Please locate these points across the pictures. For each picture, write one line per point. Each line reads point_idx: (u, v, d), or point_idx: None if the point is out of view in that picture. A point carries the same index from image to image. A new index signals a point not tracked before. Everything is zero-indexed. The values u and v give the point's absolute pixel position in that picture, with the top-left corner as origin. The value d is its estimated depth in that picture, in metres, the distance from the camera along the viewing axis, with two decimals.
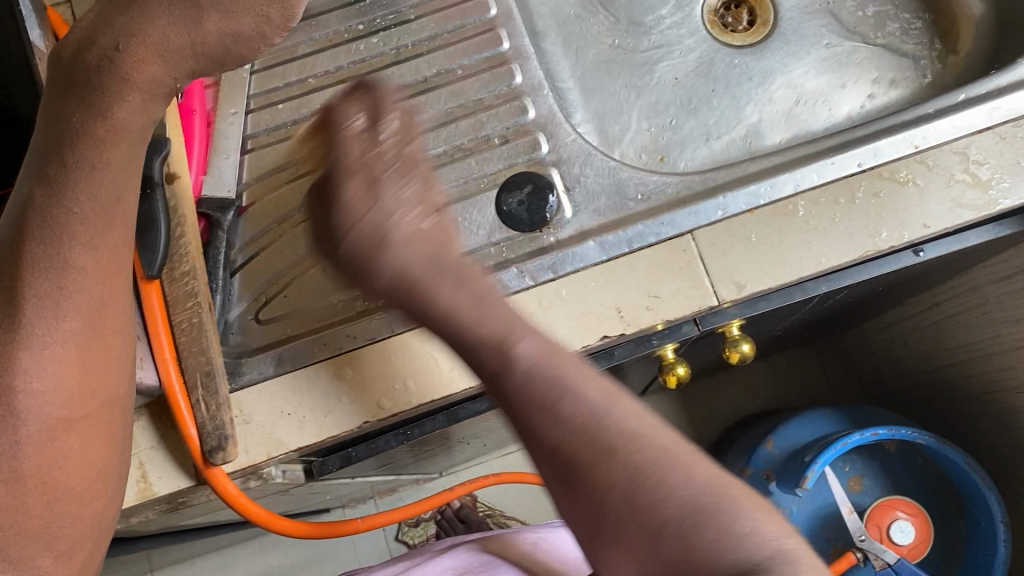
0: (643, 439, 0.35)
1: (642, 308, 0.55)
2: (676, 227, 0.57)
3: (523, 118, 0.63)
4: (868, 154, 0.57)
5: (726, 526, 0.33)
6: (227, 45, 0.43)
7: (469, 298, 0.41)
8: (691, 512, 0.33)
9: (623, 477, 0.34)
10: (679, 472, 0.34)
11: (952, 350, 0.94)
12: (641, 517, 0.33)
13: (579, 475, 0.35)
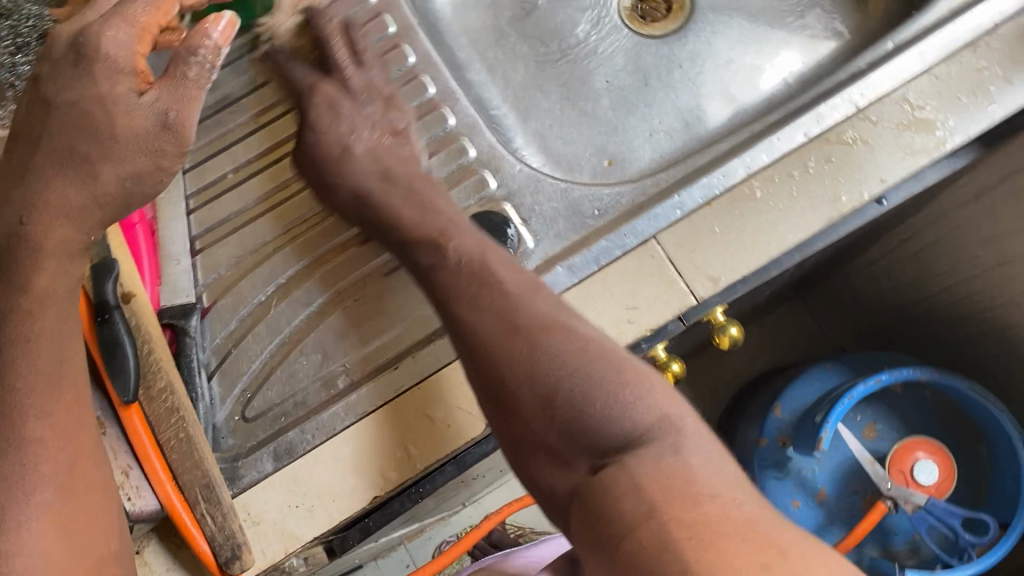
0: (567, 352, 0.40)
1: (624, 322, 0.55)
2: (640, 235, 0.56)
3: (465, 158, 0.61)
4: (812, 121, 0.56)
5: (623, 391, 0.38)
6: (131, 188, 0.39)
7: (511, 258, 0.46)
8: (607, 382, 0.38)
9: (526, 353, 0.41)
10: (578, 345, 0.41)
11: (936, 279, 0.94)
12: (538, 387, 0.39)
13: (519, 335, 0.41)
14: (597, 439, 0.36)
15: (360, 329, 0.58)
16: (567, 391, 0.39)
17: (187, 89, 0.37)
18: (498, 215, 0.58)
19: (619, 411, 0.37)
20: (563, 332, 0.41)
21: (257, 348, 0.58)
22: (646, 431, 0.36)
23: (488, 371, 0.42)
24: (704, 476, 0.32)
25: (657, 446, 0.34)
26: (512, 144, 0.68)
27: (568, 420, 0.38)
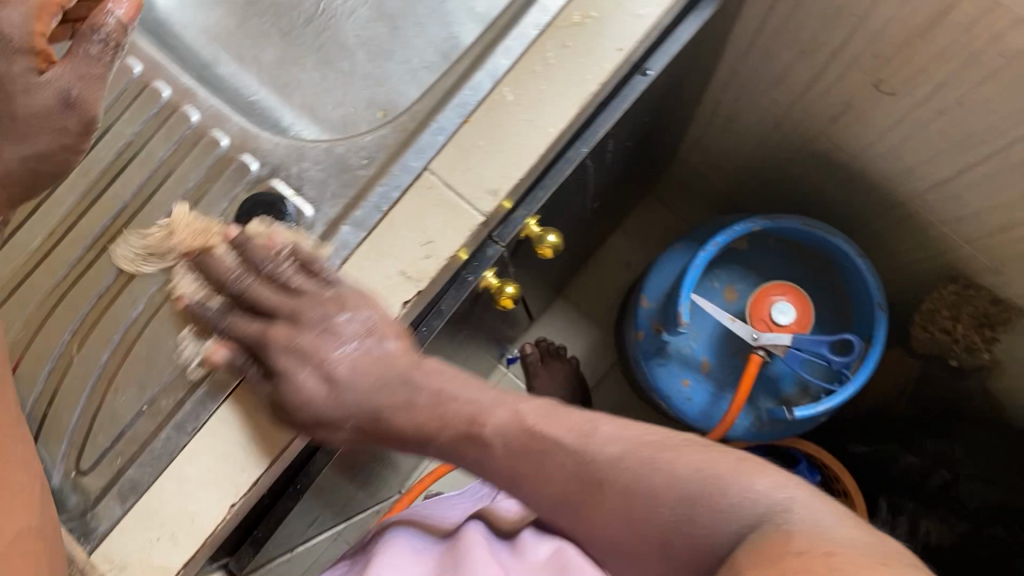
0: (687, 476, 0.44)
1: (422, 259, 0.55)
2: (412, 171, 0.56)
3: (219, 149, 0.62)
4: (539, 14, 0.57)
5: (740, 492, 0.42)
6: (33, 165, 0.52)
7: (472, 393, 0.54)
8: (716, 491, 0.42)
9: (624, 498, 0.46)
10: (694, 465, 0.44)
11: (750, 132, 0.97)
12: (688, 548, 0.42)
13: (618, 474, 0.46)
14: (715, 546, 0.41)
15: (166, 349, 0.56)
16: (675, 505, 0.43)
17: (90, 71, 0.51)
18: (270, 194, 0.57)
19: (734, 512, 0.41)
20: (663, 459, 0.45)
21: (73, 397, 0.56)
22: (759, 520, 0.40)
23: (593, 496, 0.47)
24: (826, 539, 0.36)
25: (807, 535, 0.36)
26: (282, 124, 0.67)
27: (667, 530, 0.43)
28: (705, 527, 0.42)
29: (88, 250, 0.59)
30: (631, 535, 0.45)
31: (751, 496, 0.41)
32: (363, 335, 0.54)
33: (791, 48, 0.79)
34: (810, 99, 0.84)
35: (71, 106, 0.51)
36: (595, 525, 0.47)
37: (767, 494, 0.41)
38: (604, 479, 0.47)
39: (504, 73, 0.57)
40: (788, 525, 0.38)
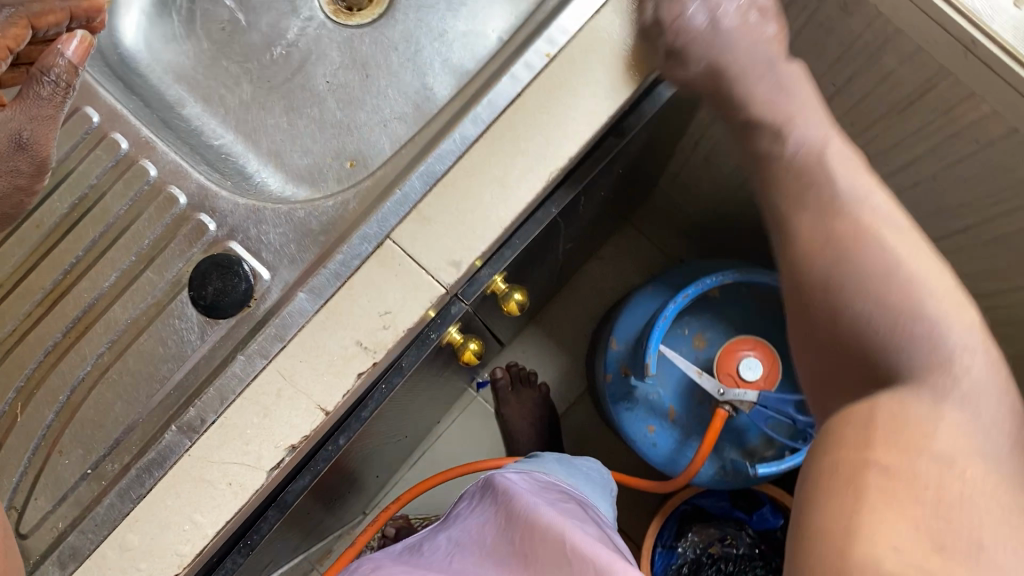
0: (904, 267, 0.45)
1: (380, 330, 0.54)
2: (374, 238, 0.55)
3: (176, 208, 0.57)
4: (508, 85, 0.55)
5: (936, 329, 0.43)
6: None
7: (852, 174, 0.50)
8: (913, 314, 0.44)
9: (834, 266, 0.46)
10: (896, 269, 0.45)
11: (727, 175, 0.96)
12: (847, 337, 0.45)
13: (835, 248, 0.47)
14: (896, 363, 0.43)
15: (114, 412, 0.55)
16: (833, 250, 0.47)
17: (40, 108, 0.49)
18: (225, 256, 0.55)
19: (907, 362, 0.43)
20: (890, 251, 0.45)
21: (14, 459, 0.54)
22: (928, 373, 0.42)
23: (810, 281, 0.47)
24: (964, 433, 0.40)
25: (948, 419, 0.40)
26: (247, 170, 0.66)
27: (844, 341, 0.45)
28: (886, 345, 0.44)
29: (37, 303, 0.56)
30: (825, 360, 0.47)
31: (924, 343, 0.43)
32: (317, 407, 0.53)
33: None
34: None
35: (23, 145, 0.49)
36: (811, 273, 0.47)
37: (930, 343, 0.43)
38: (854, 236, 0.47)
39: (461, 153, 0.55)
40: (925, 412, 0.40)
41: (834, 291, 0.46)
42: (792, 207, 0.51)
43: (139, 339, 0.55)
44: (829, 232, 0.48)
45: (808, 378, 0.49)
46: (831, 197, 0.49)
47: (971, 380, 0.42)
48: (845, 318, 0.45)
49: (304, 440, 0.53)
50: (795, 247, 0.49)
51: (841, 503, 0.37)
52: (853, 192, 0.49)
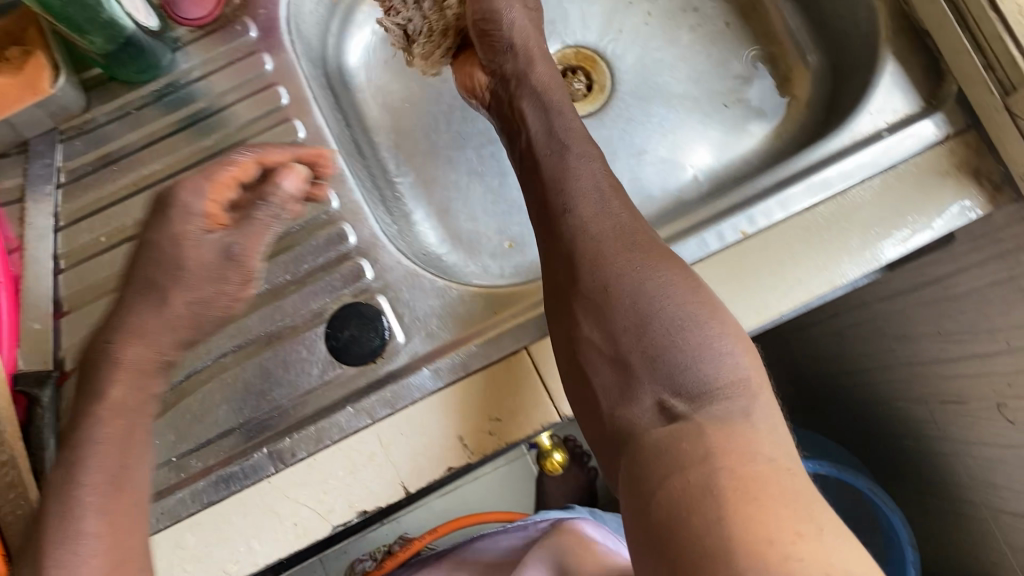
0: (676, 312, 0.45)
1: (486, 433, 0.53)
2: (511, 344, 0.55)
3: (344, 245, 0.60)
4: (693, 249, 0.56)
5: (705, 358, 0.44)
6: (199, 311, 0.46)
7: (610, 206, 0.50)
8: (681, 338, 0.44)
9: (631, 288, 0.46)
10: (670, 286, 0.46)
11: (840, 363, 0.93)
12: (637, 327, 0.45)
13: (623, 263, 0.47)
14: (675, 380, 0.44)
15: (217, 413, 0.56)
16: (640, 328, 0.45)
17: (253, 226, 0.46)
18: (370, 308, 0.58)
19: (699, 375, 0.43)
20: (655, 285, 0.46)
21: None
22: (719, 388, 0.43)
23: (591, 287, 0.47)
24: (752, 429, 0.41)
25: (732, 406, 0.42)
26: (411, 215, 0.67)
27: (655, 353, 0.44)
28: (695, 374, 0.43)
29: None
30: (611, 382, 0.46)
31: (727, 364, 0.44)
32: (401, 485, 0.52)
33: (924, 328, 0.75)
34: (920, 378, 0.80)
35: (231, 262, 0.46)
36: (609, 300, 0.46)
37: (720, 363, 0.43)
38: (645, 262, 0.47)
39: None
40: (731, 414, 0.41)
41: (611, 296, 0.47)
42: (599, 262, 0.48)
43: (264, 353, 0.57)
44: (602, 298, 0.47)
45: (587, 400, 0.47)
46: (638, 237, 0.49)
47: (760, 393, 0.43)
48: (652, 326, 0.45)
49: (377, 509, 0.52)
50: (609, 267, 0.47)
51: (710, 475, 0.38)
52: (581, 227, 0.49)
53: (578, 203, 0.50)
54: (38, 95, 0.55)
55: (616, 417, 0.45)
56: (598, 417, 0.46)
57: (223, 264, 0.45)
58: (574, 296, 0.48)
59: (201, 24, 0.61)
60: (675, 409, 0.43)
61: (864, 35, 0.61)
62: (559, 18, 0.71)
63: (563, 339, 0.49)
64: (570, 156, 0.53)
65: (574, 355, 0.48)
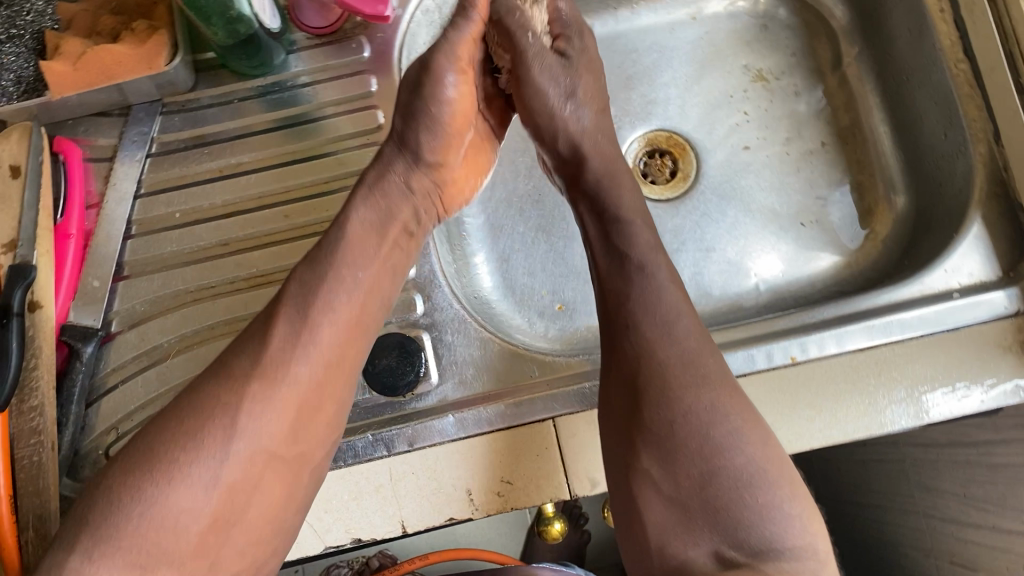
0: (738, 454, 0.43)
1: (493, 493, 0.53)
2: (539, 412, 0.55)
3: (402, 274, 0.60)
4: (741, 362, 0.55)
5: (770, 511, 0.42)
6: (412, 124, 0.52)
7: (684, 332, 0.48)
8: (748, 489, 0.42)
9: (697, 427, 0.44)
10: (735, 426, 0.44)
11: (856, 495, 0.91)
12: (701, 468, 0.43)
13: (689, 396, 0.45)
14: (738, 532, 0.41)
15: None
16: (703, 468, 0.43)
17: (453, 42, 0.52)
18: (412, 342, 0.58)
19: (765, 528, 0.42)
20: (723, 427, 0.44)
21: (141, 390, 0.57)
22: (787, 546, 0.41)
23: (654, 418, 0.44)
24: None
25: (798, 564, 0.41)
26: (471, 256, 0.68)
27: (721, 502, 0.42)
28: (761, 527, 0.42)
29: (243, 277, 0.60)
30: (668, 520, 0.43)
31: (795, 524, 0.42)
32: (399, 523, 0.53)
33: (948, 487, 0.74)
34: (930, 534, 0.78)
35: (423, 75, 0.52)
36: (672, 435, 0.44)
37: (788, 522, 0.42)
38: (709, 398, 0.45)
39: None
40: (800, 572, 0.40)
41: (675, 432, 0.44)
42: (666, 393, 0.45)
43: None
44: (666, 434, 0.44)
45: (634, 531, 0.44)
46: (705, 367, 0.46)
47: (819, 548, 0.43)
48: (716, 471, 0.43)
49: (371, 541, 0.53)
50: (676, 401, 0.44)
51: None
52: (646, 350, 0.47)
53: (643, 320, 0.48)
54: (152, 70, 0.57)
55: (665, 558, 0.42)
56: (644, 553, 0.43)
57: (420, 78, 0.52)
58: (634, 422, 0.45)
59: (319, 33, 0.63)
60: (737, 560, 0.41)
61: (955, 191, 0.61)
62: (660, 99, 0.72)
63: (616, 462, 0.46)
64: (631, 266, 0.50)
65: (627, 482, 0.45)
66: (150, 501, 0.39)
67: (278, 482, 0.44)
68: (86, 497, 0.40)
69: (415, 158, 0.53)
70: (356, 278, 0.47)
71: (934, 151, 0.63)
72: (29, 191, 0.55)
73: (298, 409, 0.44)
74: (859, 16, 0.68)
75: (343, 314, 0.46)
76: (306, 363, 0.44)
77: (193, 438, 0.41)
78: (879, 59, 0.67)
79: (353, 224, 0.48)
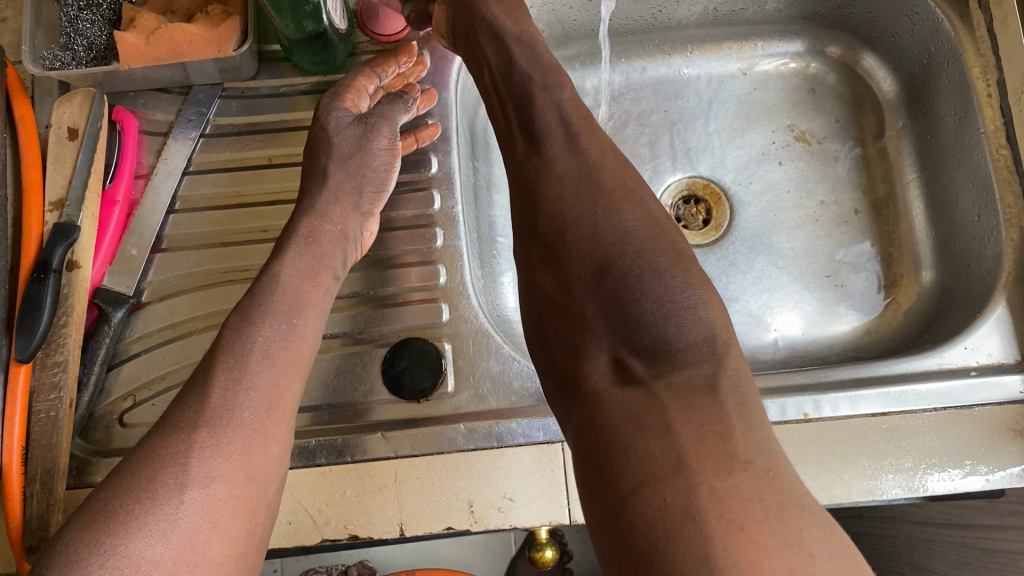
0: (630, 250, 0.41)
1: (493, 508, 0.54)
2: (549, 434, 0.56)
3: (433, 282, 0.62)
4: None
5: (663, 310, 0.39)
6: (349, 175, 0.59)
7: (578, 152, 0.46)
8: (638, 289, 0.39)
9: (589, 226, 0.42)
10: (632, 226, 0.42)
11: None
12: (595, 263, 0.41)
13: (588, 202, 0.43)
14: (632, 331, 0.39)
15: None
16: (597, 270, 0.41)
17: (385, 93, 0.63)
18: (433, 349, 0.59)
19: (663, 329, 0.38)
20: (617, 228, 0.42)
21: (162, 360, 0.58)
22: (687, 345, 0.37)
23: (549, 227, 0.44)
24: (704, 391, 0.35)
25: (691, 363, 0.37)
26: (499, 275, 0.69)
27: (613, 306, 0.40)
28: (651, 328, 0.38)
29: None
30: (570, 330, 0.41)
31: (690, 316, 0.38)
32: (398, 526, 0.53)
33: (939, 566, 0.74)
34: None
35: (368, 129, 0.61)
36: (567, 236, 0.43)
37: (686, 315, 0.38)
38: (604, 203, 0.43)
39: None
40: (694, 378, 0.36)
41: (565, 240, 0.43)
42: (559, 206, 0.44)
43: (323, 354, 0.59)
44: (558, 244, 0.43)
45: (548, 362, 0.43)
46: (608, 177, 0.44)
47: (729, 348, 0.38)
48: (610, 271, 0.41)
49: (368, 539, 0.54)
50: (569, 211, 0.43)
51: (687, 484, 0.32)
52: (543, 168, 0.46)
53: (544, 146, 0.47)
54: (219, 53, 0.58)
55: (568, 370, 0.41)
56: (555, 379, 0.42)
57: (362, 134, 0.60)
58: (534, 242, 0.44)
59: (382, 40, 0.65)
60: (632, 366, 0.38)
61: (982, 272, 0.61)
62: (702, 146, 0.73)
63: (524, 289, 0.45)
64: (533, 87, 0.50)
65: (533, 305, 0.44)
66: (110, 551, 0.37)
67: (241, 534, 0.42)
68: (44, 554, 0.38)
69: (355, 205, 0.58)
70: (292, 323, 0.49)
71: (964, 231, 0.64)
72: (83, 154, 0.57)
73: (248, 448, 0.43)
74: (907, 91, 0.70)
75: (276, 352, 0.47)
76: (249, 407, 0.44)
77: (149, 490, 0.39)
78: (921, 136, 0.68)
79: (288, 273, 0.51)
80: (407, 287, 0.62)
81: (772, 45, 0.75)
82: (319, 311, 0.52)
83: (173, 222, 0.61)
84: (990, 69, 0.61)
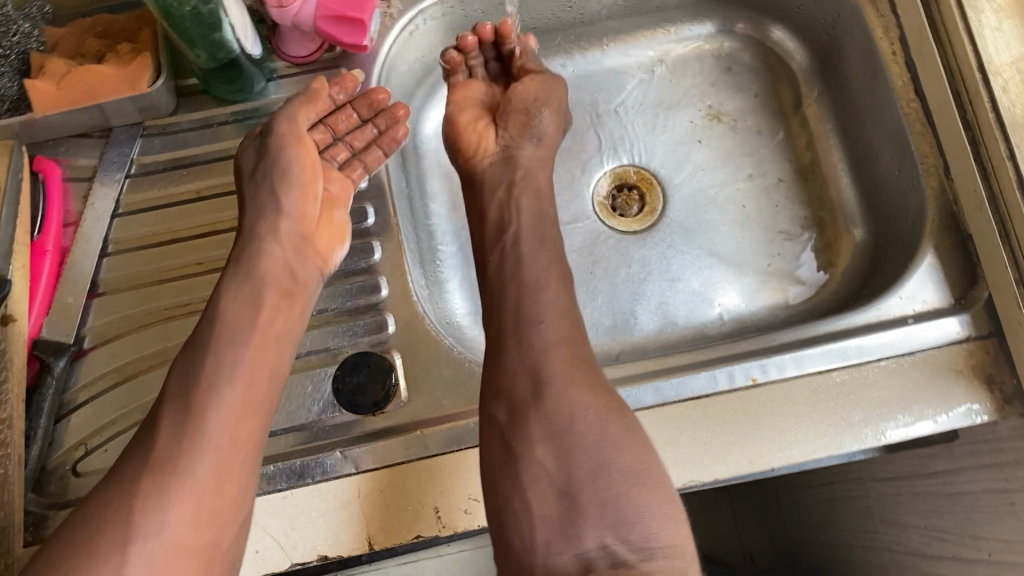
0: (621, 457, 0.48)
1: (460, 511, 0.54)
2: None
3: (375, 295, 0.62)
4: (705, 382, 0.57)
5: (647, 514, 0.46)
6: (280, 190, 0.58)
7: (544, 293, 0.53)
8: (630, 490, 0.47)
9: (586, 423, 0.49)
10: (623, 434, 0.49)
11: (824, 533, 0.92)
12: (593, 460, 0.48)
13: (589, 403, 0.50)
14: (618, 527, 0.46)
15: None
16: (594, 467, 0.48)
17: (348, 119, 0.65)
18: (384, 361, 0.59)
19: (646, 529, 0.45)
20: (609, 434, 0.49)
21: (112, 406, 0.57)
22: (664, 549, 0.45)
23: (556, 418, 0.50)
24: None
25: (670, 562, 0.44)
26: (444, 283, 0.69)
27: (606, 501, 0.47)
28: (636, 525, 0.46)
29: None
30: (557, 513, 0.47)
31: (669, 526, 0.46)
32: (365, 541, 0.53)
33: (911, 518, 0.75)
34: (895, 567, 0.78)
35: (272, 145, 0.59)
36: (572, 428, 0.49)
37: (664, 521, 0.46)
38: (597, 404, 0.50)
39: None
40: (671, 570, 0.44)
41: (568, 431, 0.49)
42: (564, 394, 0.50)
43: None
44: (563, 434, 0.49)
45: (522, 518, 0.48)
46: (597, 381, 0.52)
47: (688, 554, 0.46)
48: (603, 470, 0.48)
49: (338, 557, 0.53)
50: (568, 403, 0.50)
51: None
52: (543, 351, 0.52)
53: (531, 320, 0.53)
54: (135, 91, 0.58)
55: (549, 552, 0.46)
56: (526, 537, 0.47)
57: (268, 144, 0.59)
58: (530, 416, 0.50)
59: (297, 62, 0.65)
60: (618, 555, 0.44)
61: (909, 224, 0.63)
62: (627, 135, 0.74)
63: (505, 456, 0.50)
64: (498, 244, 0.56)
65: (514, 472, 0.49)
66: None
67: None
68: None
69: (294, 224, 0.58)
70: (239, 360, 0.50)
71: (888, 187, 0.66)
72: (6, 207, 0.56)
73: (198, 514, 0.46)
74: (817, 59, 0.72)
75: (226, 406, 0.49)
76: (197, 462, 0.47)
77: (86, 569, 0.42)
78: (838, 100, 0.70)
79: (228, 303, 0.53)
80: (351, 302, 0.62)
81: (684, 30, 0.76)
82: (277, 350, 0.53)
83: (107, 265, 0.60)
84: (892, 27, 0.63)
